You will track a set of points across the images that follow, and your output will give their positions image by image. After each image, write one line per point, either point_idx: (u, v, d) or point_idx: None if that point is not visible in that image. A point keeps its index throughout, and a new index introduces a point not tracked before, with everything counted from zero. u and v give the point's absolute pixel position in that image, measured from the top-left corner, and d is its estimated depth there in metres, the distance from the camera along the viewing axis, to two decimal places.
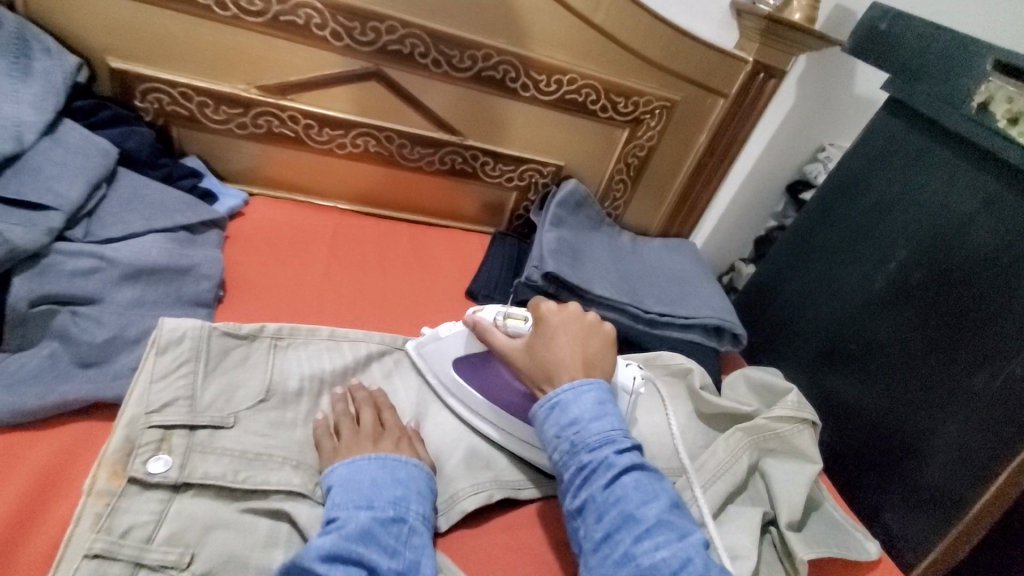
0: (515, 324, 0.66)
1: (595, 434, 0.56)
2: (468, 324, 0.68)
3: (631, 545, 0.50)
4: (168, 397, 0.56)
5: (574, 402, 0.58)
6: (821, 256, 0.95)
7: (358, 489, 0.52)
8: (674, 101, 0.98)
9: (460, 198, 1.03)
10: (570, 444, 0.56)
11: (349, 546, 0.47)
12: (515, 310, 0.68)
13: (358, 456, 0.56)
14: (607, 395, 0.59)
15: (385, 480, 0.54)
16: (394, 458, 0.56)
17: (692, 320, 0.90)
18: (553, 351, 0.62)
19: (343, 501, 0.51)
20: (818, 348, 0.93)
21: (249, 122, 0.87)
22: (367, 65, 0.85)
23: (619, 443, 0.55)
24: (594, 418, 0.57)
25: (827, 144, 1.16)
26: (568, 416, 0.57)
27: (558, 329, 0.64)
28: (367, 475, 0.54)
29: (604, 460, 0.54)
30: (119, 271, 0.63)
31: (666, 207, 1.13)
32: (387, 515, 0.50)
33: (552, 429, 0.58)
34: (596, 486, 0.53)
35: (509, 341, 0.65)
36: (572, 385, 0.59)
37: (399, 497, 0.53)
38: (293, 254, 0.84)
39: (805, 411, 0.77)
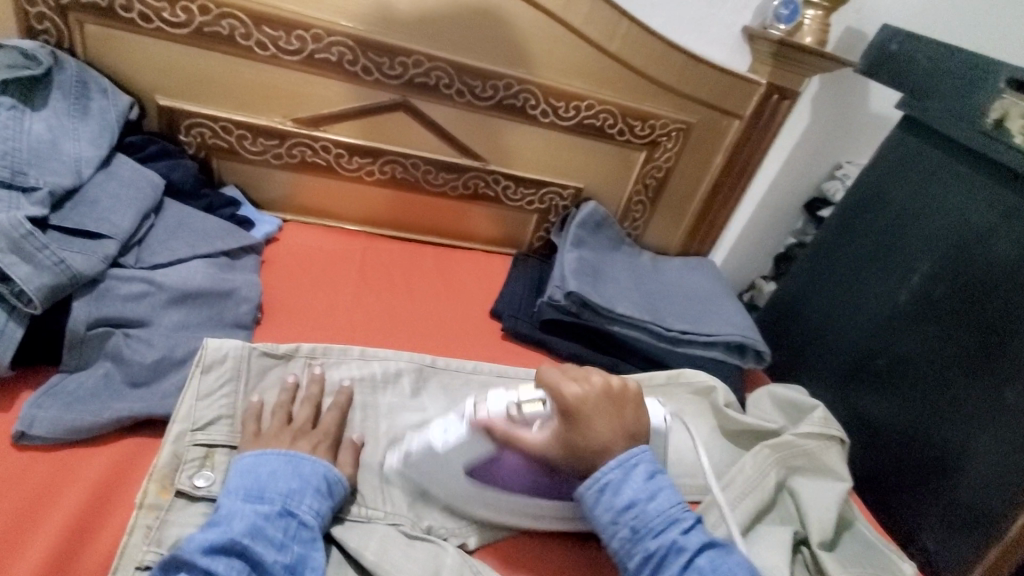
0: (533, 410, 0.60)
1: (656, 515, 0.54)
2: (479, 428, 0.58)
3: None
4: (212, 415, 0.59)
5: (625, 482, 0.56)
6: (844, 272, 0.96)
7: (253, 480, 0.52)
8: (690, 123, 1.01)
9: (484, 222, 1.06)
10: (630, 528, 0.54)
11: (231, 538, 0.47)
12: (524, 394, 0.61)
13: (268, 449, 0.56)
14: (656, 466, 0.58)
15: (283, 473, 0.54)
16: (304, 456, 0.56)
17: (715, 337, 0.91)
18: (593, 435, 0.58)
19: (234, 491, 0.51)
20: (845, 365, 0.93)
21: (284, 152, 0.92)
22: (395, 96, 0.90)
23: (683, 523, 0.54)
24: (650, 497, 0.55)
25: (844, 162, 1.17)
26: (621, 496, 0.55)
27: (593, 410, 0.59)
28: (267, 468, 0.54)
29: (673, 543, 0.53)
30: (167, 295, 0.67)
31: (685, 226, 1.15)
32: (277, 511, 0.50)
33: (607, 514, 0.56)
34: (670, 573, 0.52)
35: (537, 435, 0.58)
36: (620, 461, 0.57)
37: (294, 490, 0.52)
38: (325, 277, 0.88)
39: (830, 428, 0.77)
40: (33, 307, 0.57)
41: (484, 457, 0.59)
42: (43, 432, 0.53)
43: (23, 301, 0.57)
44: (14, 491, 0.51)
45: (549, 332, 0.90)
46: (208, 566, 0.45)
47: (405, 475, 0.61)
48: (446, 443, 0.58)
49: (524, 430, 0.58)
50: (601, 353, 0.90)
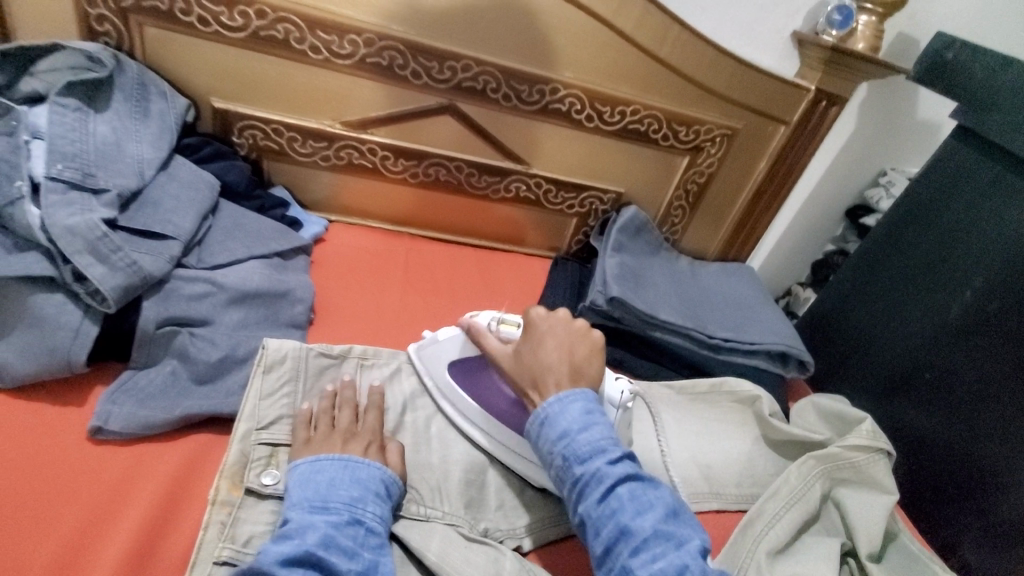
0: (508, 330, 0.69)
1: (585, 445, 0.55)
2: (464, 327, 0.70)
3: (629, 558, 0.49)
4: (273, 415, 0.61)
5: (561, 415, 0.57)
6: (890, 283, 0.94)
7: (314, 490, 0.53)
8: (735, 129, 1.00)
9: (524, 224, 1.06)
10: (563, 458, 0.55)
11: (306, 547, 0.47)
12: (508, 317, 0.70)
13: (321, 455, 0.56)
14: (594, 404, 0.58)
15: (342, 480, 0.54)
16: (358, 459, 0.56)
17: (757, 345, 0.90)
18: (539, 355, 0.63)
19: (299, 503, 0.51)
20: (888, 377, 0.91)
21: (332, 154, 0.94)
22: (442, 100, 0.91)
23: (612, 454, 0.55)
24: (583, 428, 0.56)
25: (889, 168, 1.15)
26: (555, 426, 0.57)
27: (548, 334, 0.65)
28: (327, 476, 0.54)
29: (596, 472, 0.53)
30: (228, 296, 0.69)
31: (725, 232, 1.14)
32: (343, 519, 0.50)
33: (545, 444, 0.57)
34: (590, 500, 0.52)
35: (502, 345, 0.67)
36: (559, 398, 0.58)
37: (355, 497, 0.53)
38: (372, 278, 0.89)
39: (879, 441, 0.75)
40: (107, 307, 0.59)
41: (467, 359, 0.71)
42: (118, 427, 0.56)
43: (98, 300, 0.59)
44: (94, 484, 0.53)
45: None
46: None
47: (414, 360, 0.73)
48: (442, 337, 0.71)
49: (497, 340, 0.68)
50: (641, 358, 0.91)
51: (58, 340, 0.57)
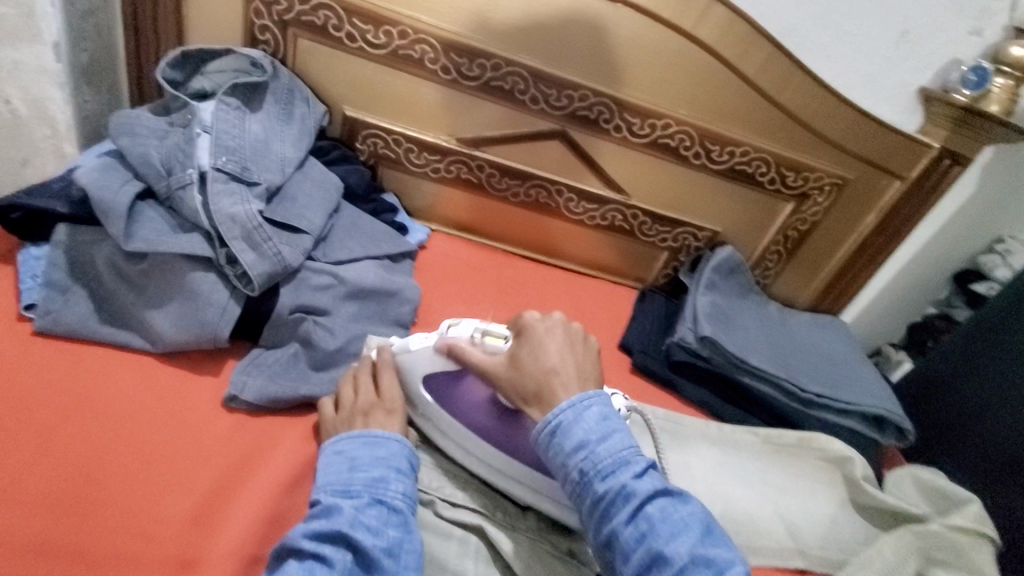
0: (494, 342, 0.62)
1: (607, 457, 0.51)
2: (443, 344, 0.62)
3: None
4: None
5: (577, 423, 0.53)
6: (1009, 357, 0.87)
7: (337, 473, 0.54)
8: (847, 179, 0.98)
9: (613, 252, 1.07)
10: (581, 472, 0.52)
11: (334, 527, 0.49)
12: (493, 327, 0.63)
13: (340, 437, 0.58)
14: (610, 410, 0.55)
15: (364, 460, 0.55)
16: (379, 437, 0.57)
17: (853, 406, 0.87)
18: (543, 363, 0.58)
19: (327, 485, 0.53)
20: (1000, 456, 0.84)
21: (443, 167, 0.99)
22: (555, 126, 0.94)
23: (636, 462, 0.51)
24: (602, 439, 0.52)
25: (1007, 235, 1.10)
26: (563, 422, 0.54)
27: (546, 336, 0.61)
28: (351, 457, 0.56)
29: (623, 487, 0.50)
30: (346, 289, 0.74)
31: (819, 282, 1.11)
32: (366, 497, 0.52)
33: (559, 458, 0.53)
34: (618, 519, 0.49)
35: (489, 361, 0.61)
36: (571, 403, 0.55)
37: (379, 477, 0.54)
38: (467, 288, 0.92)
39: (985, 527, 0.72)
40: (251, 289, 0.65)
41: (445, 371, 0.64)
42: (250, 398, 0.61)
43: (243, 283, 0.65)
44: (223, 448, 0.58)
45: (677, 373, 0.90)
46: (315, 551, 0.47)
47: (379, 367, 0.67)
48: (418, 346, 0.64)
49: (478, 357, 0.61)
50: (728, 403, 0.89)
51: (207, 316, 0.63)
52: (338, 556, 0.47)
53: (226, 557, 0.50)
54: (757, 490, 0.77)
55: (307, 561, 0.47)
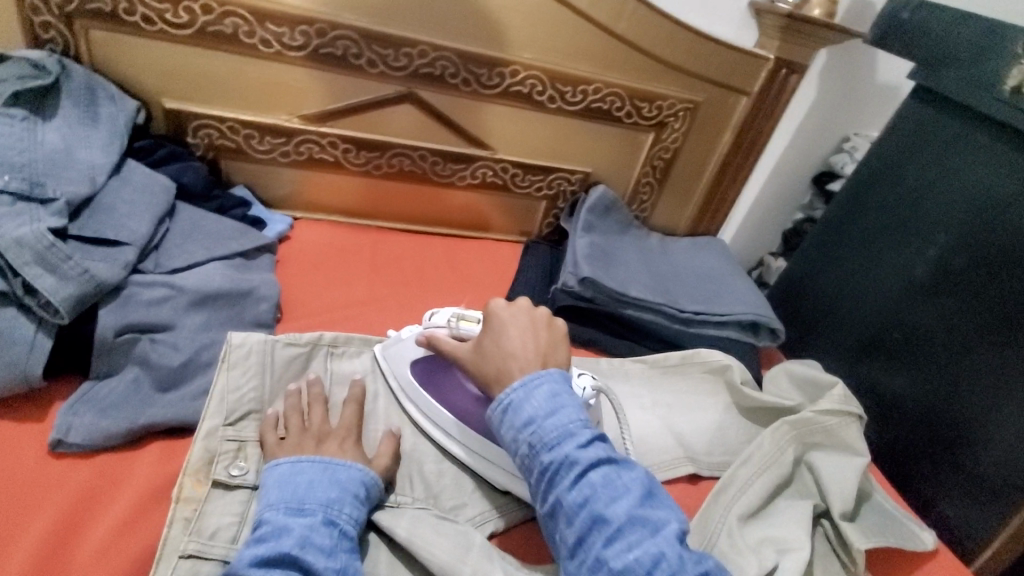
0: (467, 326, 0.66)
1: (553, 429, 0.51)
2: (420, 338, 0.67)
3: (603, 548, 0.46)
4: (242, 408, 0.60)
5: (526, 401, 0.53)
6: (858, 245, 0.93)
7: (291, 491, 0.51)
8: (698, 102, 1.00)
9: (492, 210, 1.05)
10: (529, 446, 0.51)
11: (286, 549, 0.46)
12: (469, 314, 0.68)
13: (302, 457, 0.55)
14: (561, 387, 0.54)
15: (320, 482, 0.53)
16: (337, 461, 0.55)
17: (729, 316, 0.92)
18: (500, 345, 0.59)
19: (274, 503, 0.50)
20: (859, 336, 0.91)
21: (292, 149, 0.92)
22: (401, 88, 0.89)
23: (664, 561, 0.45)
24: (550, 413, 0.52)
25: (854, 133, 1.15)
26: (521, 416, 0.53)
27: (510, 322, 0.61)
28: (306, 477, 0.53)
29: (565, 458, 0.50)
30: (188, 298, 0.68)
31: (694, 206, 1.15)
32: (320, 518, 0.50)
33: (510, 432, 0.53)
34: (561, 488, 0.49)
35: (459, 344, 0.64)
36: (523, 382, 0.54)
37: (336, 498, 0.52)
38: (338, 272, 0.87)
39: (850, 405, 0.77)
40: (60, 318, 0.59)
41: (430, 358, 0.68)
42: (79, 440, 0.55)
43: (51, 312, 0.59)
44: (56, 494, 0.53)
45: (564, 318, 0.91)
46: None
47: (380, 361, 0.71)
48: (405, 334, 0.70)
49: (454, 338, 0.65)
50: (615, 336, 0.91)
51: (14, 354, 0.57)
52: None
53: None
54: (646, 414, 0.79)
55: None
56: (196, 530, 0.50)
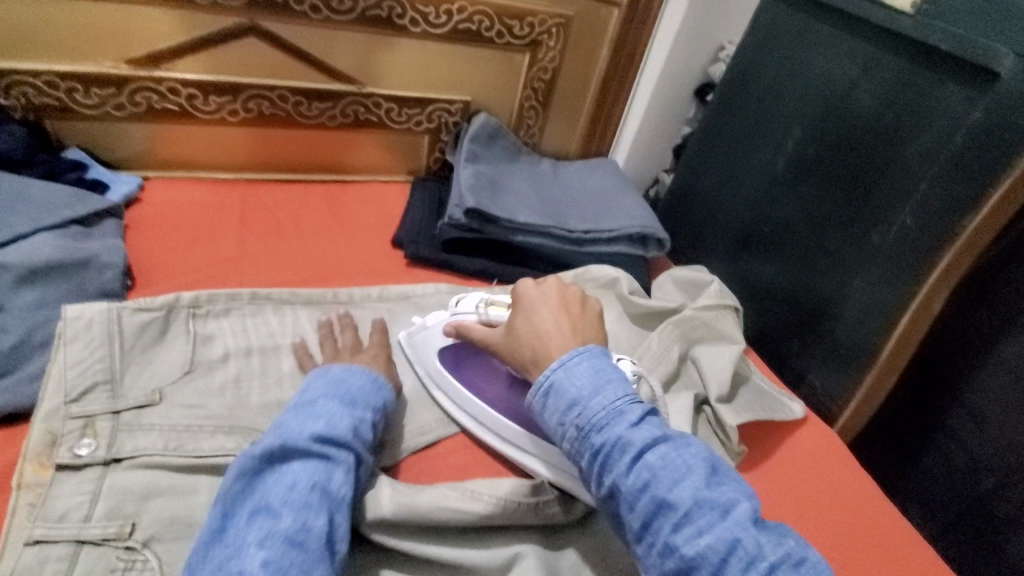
0: (497, 312, 0.67)
1: (600, 410, 0.51)
2: (449, 329, 0.68)
3: (672, 533, 0.46)
4: (87, 383, 0.56)
5: (569, 382, 0.53)
6: (729, 148, 0.96)
7: (344, 387, 0.57)
8: (568, 17, 0.98)
9: (372, 150, 1.00)
10: (577, 429, 0.52)
11: (341, 433, 0.52)
12: (497, 299, 0.69)
13: (353, 366, 0.61)
14: (602, 362, 0.55)
15: (368, 388, 0.59)
16: (382, 377, 0.62)
17: (617, 232, 0.93)
18: (535, 326, 0.60)
19: (328, 393, 0.56)
20: (736, 235, 0.95)
21: (126, 101, 0.82)
22: (240, 19, 0.81)
23: (762, 562, 0.43)
24: (595, 392, 0.52)
25: (727, 42, 1.11)
26: (566, 400, 0.53)
27: (540, 300, 0.62)
28: (356, 381, 0.59)
29: (617, 439, 0.50)
30: (14, 275, 0.61)
31: (582, 127, 1.14)
32: (368, 416, 0.56)
33: (555, 416, 0.53)
34: (617, 470, 0.49)
35: (490, 329, 0.65)
36: (561, 363, 0.55)
37: (378, 406, 0.59)
38: (201, 231, 0.80)
39: (726, 299, 0.82)
40: None
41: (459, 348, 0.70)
42: None
43: None
44: None
45: (453, 252, 0.89)
46: (319, 454, 0.50)
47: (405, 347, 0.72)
48: (432, 322, 0.70)
49: (483, 325, 0.66)
50: (508, 264, 0.91)
51: None
52: (343, 457, 0.51)
53: None
54: None
55: (309, 460, 0.49)
56: (42, 514, 0.47)
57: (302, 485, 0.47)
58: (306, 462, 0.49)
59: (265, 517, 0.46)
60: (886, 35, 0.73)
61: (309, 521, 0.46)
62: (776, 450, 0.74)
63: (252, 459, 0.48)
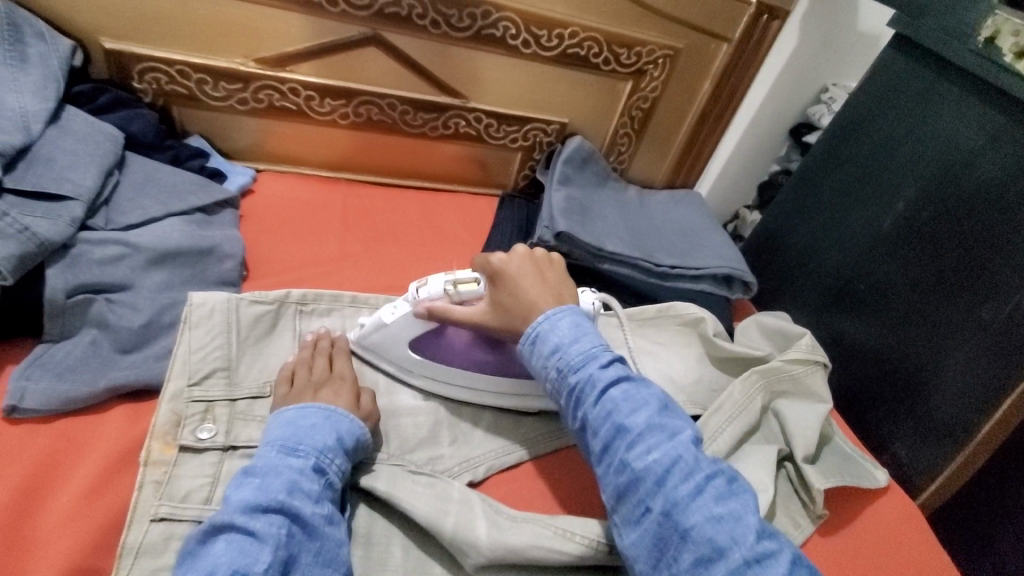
0: (468, 289, 0.65)
1: (577, 354, 0.56)
2: (421, 315, 0.64)
3: (627, 452, 0.51)
4: (208, 367, 0.59)
5: (552, 331, 0.58)
6: (829, 198, 0.94)
7: (292, 432, 0.53)
8: (677, 49, 0.97)
9: (467, 163, 1.02)
10: (557, 369, 0.57)
11: (273, 496, 0.47)
12: (461, 275, 0.66)
13: (308, 404, 0.56)
14: (582, 318, 0.59)
15: (322, 427, 0.54)
16: (340, 412, 0.56)
17: (703, 270, 0.92)
18: (519, 295, 0.62)
19: (273, 441, 0.52)
20: (828, 287, 0.93)
21: (249, 97, 0.87)
22: (365, 30, 0.84)
23: (714, 486, 0.49)
24: (574, 340, 0.57)
25: (831, 84, 1.08)
26: (549, 345, 0.58)
27: (519, 273, 0.64)
28: (308, 421, 0.54)
29: (590, 377, 0.55)
30: (145, 256, 0.65)
31: (672, 157, 1.12)
32: (312, 463, 0.50)
33: (538, 360, 0.58)
34: (587, 405, 0.54)
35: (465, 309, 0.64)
36: (548, 316, 0.60)
37: (332, 446, 0.53)
38: (307, 228, 0.84)
39: (817, 354, 0.79)
40: (4, 280, 0.56)
41: (427, 331, 0.66)
42: (37, 405, 0.53)
43: None
44: (18, 460, 0.51)
45: None
46: (247, 525, 0.45)
47: (359, 346, 0.68)
48: (393, 317, 0.65)
49: (457, 305, 0.64)
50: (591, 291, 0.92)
51: None
52: (270, 525, 0.45)
53: (59, 560, 0.46)
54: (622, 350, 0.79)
55: (236, 535, 0.45)
56: (169, 492, 0.50)
57: (220, 572, 0.42)
58: (231, 538, 0.44)
59: None
60: (1021, 106, 0.69)
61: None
62: (863, 519, 0.71)
63: (189, 540, 0.45)
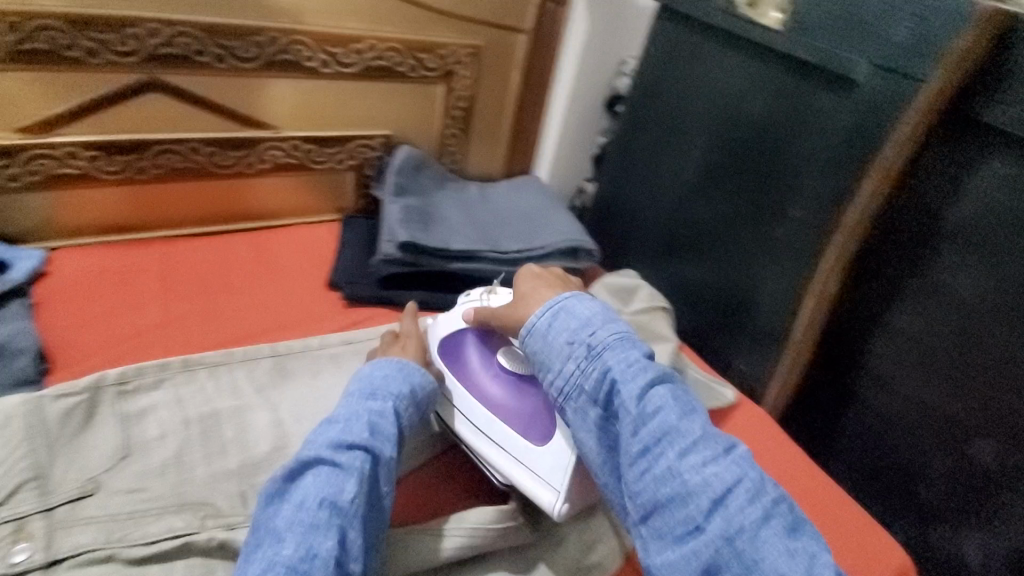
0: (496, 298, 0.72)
1: (618, 345, 0.58)
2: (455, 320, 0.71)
3: (676, 460, 0.51)
4: (11, 483, 0.52)
5: (582, 317, 0.61)
6: (643, 158, 1.02)
7: (368, 381, 0.61)
8: (478, 47, 1.01)
9: (297, 193, 0.98)
10: (588, 352, 0.58)
11: (357, 437, 0.54)
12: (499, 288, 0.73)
13: (383, 360, 0.65)
14: (612, 312, 0.62)
15: (396, 377, 0.62)
16: (411, 364, 0.65)
17: (547, 248, 0.97)
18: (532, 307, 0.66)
19: (352, 391, 0.60)
20: (658, 239, 1.01)
21: (21, 171, 0.78)
22: (140, 77, 0.79)
23: (743, 481, 0.49)
24: (611, 330, 0.59)
25: (627, 57, 1.17)
26: (580, 326, 0.60)
27: (535, 288, 0.68)
28: (382, 372, 0.62)
29: (632, 372, 0.55)
30: None
31: (503, 150, 1.15)
32: (389, 406, 0.59)
33: (567, 339, 0.60)
34: (629, 398, 0.54)
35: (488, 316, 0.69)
36: (575, 299, 0.63)
37: (404, 394, 0.61)
38: (122, 300, 0.76)
39: (655, 301, 0.89)
40: None
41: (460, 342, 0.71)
42: None
43: None
44: None
45: (390, 287, 0.90)
46: (335, 459, 0.52)
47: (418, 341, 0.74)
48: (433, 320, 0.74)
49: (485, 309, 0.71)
50: (448, 292, 0.93)
51: None
52: (355, 460, 0.52)
53: None
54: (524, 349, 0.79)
55: (322, 468, 0.52)
56: None
57: (310, 499, 0.49)
58: (318, 472, 0.52)
59: (276, 536, 0.48)
60: (766, 51, 0.82)
61: (316, 543, 0.47)
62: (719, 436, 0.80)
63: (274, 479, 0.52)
